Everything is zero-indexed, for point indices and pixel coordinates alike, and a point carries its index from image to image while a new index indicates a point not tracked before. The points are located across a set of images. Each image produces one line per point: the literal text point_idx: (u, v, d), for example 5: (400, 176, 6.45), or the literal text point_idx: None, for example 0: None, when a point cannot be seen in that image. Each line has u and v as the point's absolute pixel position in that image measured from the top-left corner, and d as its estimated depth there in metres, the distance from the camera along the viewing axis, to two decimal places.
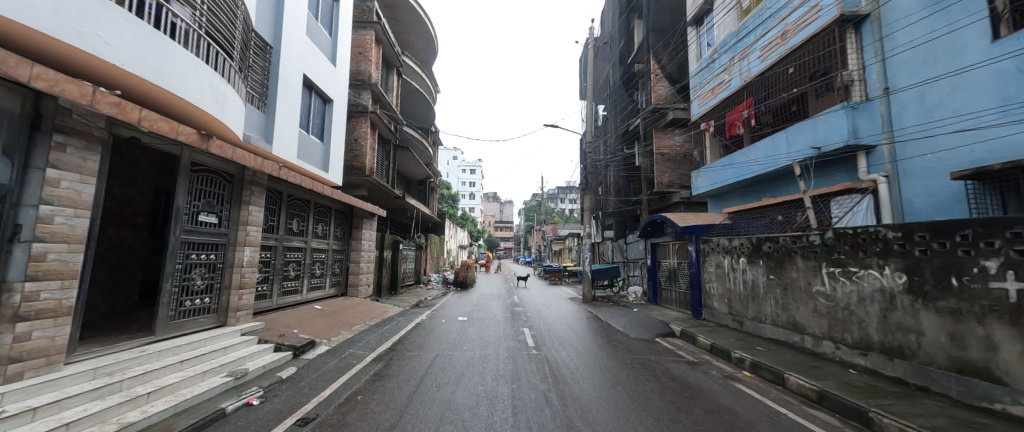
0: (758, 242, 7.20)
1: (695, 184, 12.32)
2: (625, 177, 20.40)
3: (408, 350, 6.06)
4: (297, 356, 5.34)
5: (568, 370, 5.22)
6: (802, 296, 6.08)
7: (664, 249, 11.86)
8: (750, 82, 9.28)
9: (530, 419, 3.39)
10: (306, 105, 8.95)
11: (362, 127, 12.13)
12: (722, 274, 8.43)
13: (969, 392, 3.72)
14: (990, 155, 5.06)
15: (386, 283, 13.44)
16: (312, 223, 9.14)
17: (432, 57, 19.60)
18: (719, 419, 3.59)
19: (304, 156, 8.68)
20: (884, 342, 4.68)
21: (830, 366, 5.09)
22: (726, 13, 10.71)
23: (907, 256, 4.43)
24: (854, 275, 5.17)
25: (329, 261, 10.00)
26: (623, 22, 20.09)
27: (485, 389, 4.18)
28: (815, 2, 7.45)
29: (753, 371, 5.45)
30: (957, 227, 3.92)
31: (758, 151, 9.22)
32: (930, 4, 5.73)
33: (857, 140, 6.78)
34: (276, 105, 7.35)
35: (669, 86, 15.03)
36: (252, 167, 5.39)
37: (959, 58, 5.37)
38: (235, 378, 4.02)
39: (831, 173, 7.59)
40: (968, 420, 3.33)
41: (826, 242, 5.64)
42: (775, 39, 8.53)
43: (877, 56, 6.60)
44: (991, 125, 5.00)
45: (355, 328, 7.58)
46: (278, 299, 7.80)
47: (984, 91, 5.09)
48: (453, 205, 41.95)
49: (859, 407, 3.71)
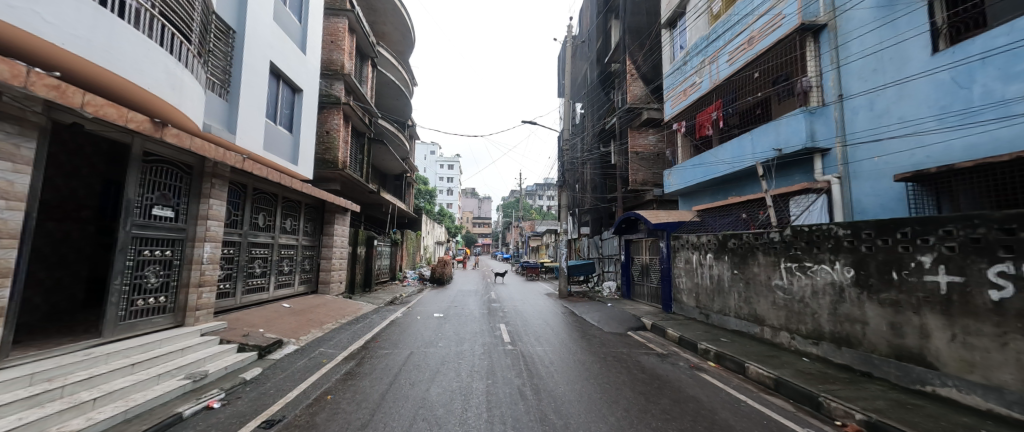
0: (723, 239, 7.54)
1: (666, 183, 12.73)
2: (601, 174, 20.81)
3: (381, 348, 5.93)
4: (263, 356, 5.12)
5: (543, 364, 5.31)
6: (762, 290, 6.43)
7: (638, 245, 12.19)
8: (719, 85, 9.65)
9: (504, 413, 3.42)
10: (274, 93, 8.53)
11: (334, 119, 11.75)
12: (690, 269, 8.78)
13: (907, 377, 4.05)
14: (928, 160, 5.50)
15: (360, 280, 13.10)
16: (279, 218, 8.77)
17: (409, 49, 19.16)
18: (685, 408, 3.76)
19: (271, 148, 8.28)
20: (834, 332, 5.03)
21: (786, 355, 5.43)
22: (698, 17, 11.07)
23: (855, 251, 4.77)
24: (808, 270, 5.51)
25: (297, 257, 9.64)
26: (600, 22, 20.42)
27: (460, 385, 4.18)
28: (779, 10, 7.82)
29: (717, 361, 5.73)
30: (898, 225, 4.26)
31: (725, 152, 9.62)
32: (881, 17, 6.16)
33: (814, 143, 7.19)
34: (239, 93, 6.96)
35: (643, 87, 15.43)
36: (211, 157, 5.09)
37: (904, 68, 5.81)
38: (194, 381, 3.81)
39: (790, 174, 8.02)
40: (904, 402, 3.65)
41: (784, 239, 5.98)
42: (742, 44, 8.90)
43: (833, 64, 7.04)
44: (930, 132, 5.44)
45: (325, 327, 7.35)
46: (242, 297, 7.46)
47: (924, 99, 5.53)
48: (431, 201, 41.32)
49: (810, 392, 3.98)
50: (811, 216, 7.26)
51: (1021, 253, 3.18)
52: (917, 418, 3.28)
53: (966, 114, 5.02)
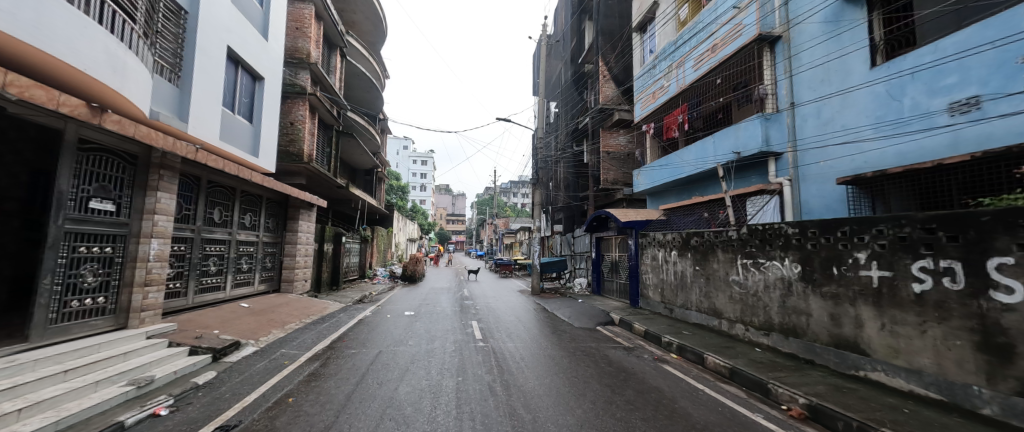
0: (687, 237, 7.90)
1: (636, 182, 13.14)
2: (574, 173, 21.17)
3: (348, 348, 5.76)
4: (218, 359, 4.84)
5: (513, 359, 5.38)
6: (721, 285, 6.80)
7: (608, 242, 12.51)
8: (685, 89, 10.05)
9: (474, 410, 3.43)
10: (232, 81, 8.01)
11: (299, 110, 11.21)
12: (656, 266, 9.14)
13: (844, 363, 4.45)
14: (865, 165, 6.02)
15: (327, 278, 12.62)
16: (237, 214, 8.28)
17: (380, 40, 18.59)
18: (648, 398, 3.93)
19: (228, 138, 7.79)
20: (782, 323, 5.41)
21: (741, 346, 5.79)
22: (667, 22, 11.49)
23: (802, 248, 5.16)
24: (761, 265, 5.89)
25: (257, 254, 9.15)
26: (574, 22, 20.73)
27: (429, 383, 4.15)
28: (739, 20, 8.25)
29: (679, 353, 6.02)
30: (839, 224, 4.63)
31: (689, 153, 10.05)
32: (828, 31, 6.68)
33: (769, 147, 7.64)
34: (192, 78, 6.48)
35: (615, 88, 15.83)
36: (158, 146, 4.72)
37: (847, 80, 6.33)
38: (138, 387, 3.53)
39: (748, 176, 8.49)
40: (840, 386, 4.00)
41: (741, 237, 6.34)
42: (706, 51, 9.32)
43: (785, 73, 7.53)
44: (867, 139, 5.97)
45: (288, 327, 7.04)
46: (195, 297, 7.01)
47: (864, 109, 6.05)
48: (403, 197, 40.40)
49: (760, 380, 4.28)
50: (766, 215, 7.75)
51: (939, 250, 3.56)
52: (851, 400, 3.60)
53: (898, 124, 5.54)
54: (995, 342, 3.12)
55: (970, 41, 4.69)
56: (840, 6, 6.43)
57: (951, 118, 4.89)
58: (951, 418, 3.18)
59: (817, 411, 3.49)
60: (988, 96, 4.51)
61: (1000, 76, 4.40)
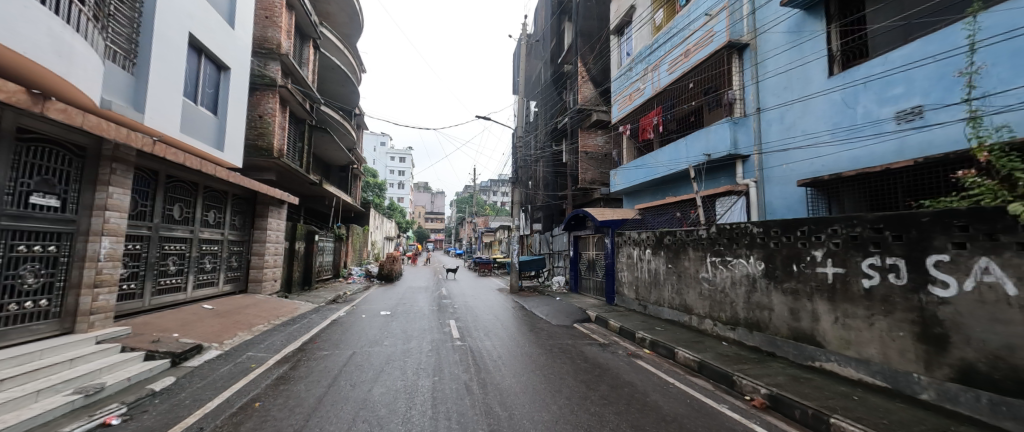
0: (660, 235, 8.14)
1: (613, 182, 13.41)
2: (553, 172, 21.37)
3: (320, 349, 5.58)
4: (178, 364, 4.58)
5: (491, 358, 5.38)
6: (691, 282, 7.06)
7: (585, 241, 12.71)
8: (659, 92, 10.33)
9: (450, 409, 3.41)
10: (194, 70, 7.57)
11: (269, 103, 10.74)
12: (631, 264, 9.37)
13: (801, 354, 4.72)
14: (822, 168, 6.39)
15: (298, 278, 12.16)
16: (200, 210, 7.86)
17: (356, 33, 18.08)
18: (621, 392, 4.03)
19: (190, 131, 7.37)
20: (747, 318, 5.69)
21: (709, 340, 6.04)
22: (643, 26, 11.78)
23: (765, 247, 5.42)
24: (728, 263, 6.15)
25: (222, 253, 8.71)
26: (554, 23, 20.91)
27: (405, 384, 4.09)
28: (710, 26, 8.57)
29: (651, 348, 6.21)
30: (799, 223, 4.89)
31: (663, 155, 10.34)
32: (790, 40, 7.07)
33: (737, 150, 7.96)
34: (149, 66, 6.08)
35: (593, 89, 16.10)
36: (110, 137, 4.41)
37: (807, 87, 6.72)
38: (86, 396, 3.28)
39: (717, 177, 8.82)
40: (798, 376, 4.25)
41: (710, 236, 6.59)
42: (680, 55, 9.62)
43: (752, 79, 7.88)
44: (825, 144, 6.35)
45: (256, 329, 6.73)
46: (152, 299, 6.60)
47: (823, 116, 6.43)
48: (380, 194, 39.50)
49: (726, 372, 4.49)
50: (733, 215, 8.09)
51: (886, 248, 3.83)
52: (807, 389, 3.83)
53: (851, 130, 5.92)
54: (933, 332, 3.40)
55: (914, 54, 5.11)
56: (802, 17, 6.82)
57: (898, 125, 5.28)
58: (894, 403, 3.44)
59: (777, 400, 3.69)
60: (930, 106, 4.92)
61: (940, 88, 4.82)
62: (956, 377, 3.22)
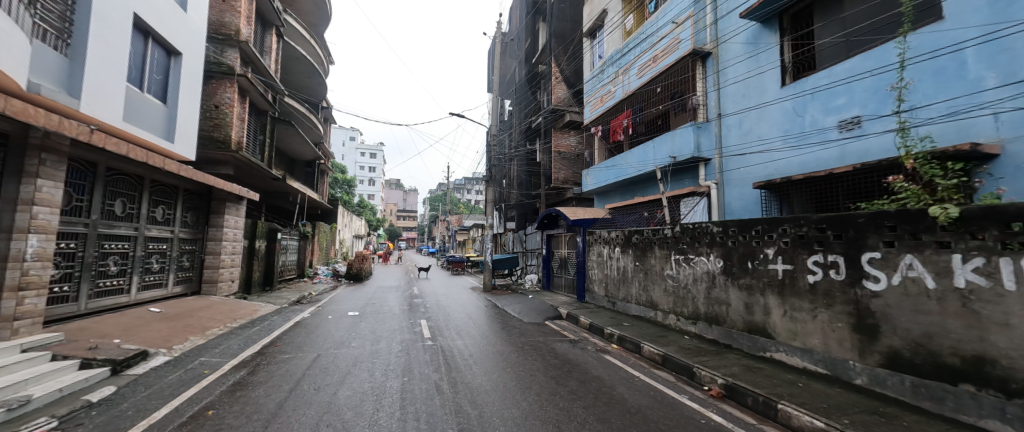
0: (628, 234, 8.39)
1: (585, 182, 13.68)
2: (526, 171, 21.50)
3: (282, 352, 5.34)
4: (118, 372, 4.22)
5: (462, 357, 5.36)
6: (657, 279, 7.35)
7: (558, 239, 12.88)
8: (629, 96, 10.63)
9: (418, 410, 3.36)
10: (140, 54, 6.98)
11: (226, 92, 10.08)
12: (601, 262, 9.61)
13: (754, 345, 5.05)
14: (775, 172, 6.82)
15: (259, 278, 11.51)
16: (145, 206, 7.27)
17: (323, 22, 17.35)
18: (589, 387, 4.14)
19: (135, 120, 6.80)
20: (707, 312, 5.99)
21: (673, 334, 6.32)
22: (615, 30, 12.10)
23: (724, 245, 5.71)
24: (691, 261, 6.44)
25: (172, 252, 8.10)
26: (529, 23, 21.03)
27: (372, 386, 3.99)
28: (676, 34, 8.94)
29: (619, 343, 6.41)
30: (754, 223, 5.19)
31: (632, 156, 10.66)
32: (748, 50, 7.48)
33: (700, 153, 8.34)
34: (85, 47, 5.54)
35: (566, 90, 16.34)
36: (38, 124, 3.98)
37: (762, 96, 7.16)
38: (9, 410, 2.92)
39: (682, 179, 9.19)
40: (751, 366, 4.54)
41: (674, 235, 6.88)
42: (648, 61, 9.97)
43: (714, 86, 8.26)
44: (778, 149, 6.79)
45: (210, 333, 6.31)
46: (89, 302, 6.05)
47: (776, 122, 6.88)
48: (349, 191, 38.15)
49: (687, 364, 4.72)
50: (696, 215, 8.48)
51: (828, 246, 4.16)
52: (758, 378, 4.11)
53: (801, 137, 6.38)
54: (865, 323, 3.74)
55: (855, 69, 5.60)
56: (758, 29, 7.25)
57: (840, 133, 5.76)
58: (834, 388, 3.76)
59: (731, 390, 3.92)
60: (868, 116, 5.40)
61: (876, 100, 5.31)
62: (885, 363, 3.56)
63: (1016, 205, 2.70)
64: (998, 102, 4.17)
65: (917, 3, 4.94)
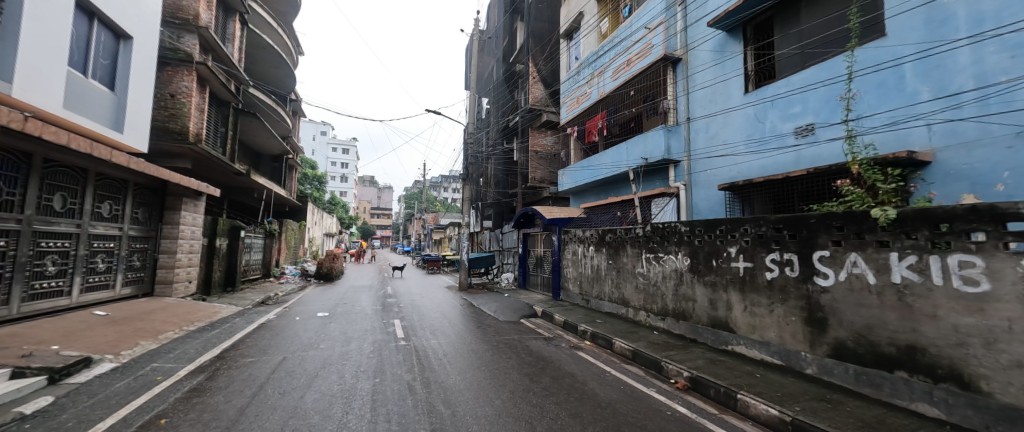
0: (603, 233, 8.58)
1: (560, 182, 13.85)
2: (503, 170, 21.52)
3: (244, 356, 5.08)
4: (56, 382, 3.87)
5: (436, 356, 5.31)
6: (629, 276, 7.56)
7: (534, 238, 12.98)
8: (604, 97, 10.85)
9: (390, 411, 3.31)
10: (84, 37, 6.42)
11: (183, 81, 9.45)
12: (576, 260, 9.78)
13: (718, 339, 5.30)
14: (738, 175, 7.18)
15: (220, 278, 10.89)
16: (89, 201, 6.73)
17: (292, 11, 16.62)
18: (562, 383, 4.22)
19: (79, 107, 6.26)
20: (674, 308, 6.23)
21: (642, 330, 6.54)
22: (591, 33, 12.33)
23: (691, 244, 5.95)
24: (660, 259, 6.68)
25: (120, 251, 7.54)
26: (507, 22, 21.04)
27: (341, 388, 3.88)
28: (649, 39, 9.22)
29: (592, 340, 6.55)
30: (718, 223, 5.42)
31: (607, 157, 10.89)
32: (714, 57, 7.83)
33: (670, 155, 8.62)
34: (20, 26, 5.04)
35: (543, 89, 16.47)
36: None
37: (727, 101, 7.51)
38: None
39: (653, 180, 9.48)
40: (714, 359, 4.78)
41: (645, 234, 7.11)
42: (622, 64, 10.22)
43: (683, 90, 8.57)
44: (741, 153, 7.14)
45: (164, 337, 5.91)
46: (23, 305, 5.53)
47: (739, 127, 7.24)
48: (320, 188, 36.75)
49: (655, 359, 4.90)
50: (665, 215, 8.79)
51: (784, 245, 4.43)
52: (720, 370, 4.33)
53: (761, 142, 6.75)
54: (816, 316, 4.02)
55: (810, 79, 6.00)
56: (724, 37, 7.60)
57: (796, 139, 6.15)
58: (787, 378, 4.02)
59: (696, 382, 4.11)
60: (820, 124, 5.80)
61: (828, 109, 5.72)
62: (832, 354, 3.85)
63: (945, 208, 3.01)
64: (932, 113, 4.60)
65: (863, 20, 5.36)
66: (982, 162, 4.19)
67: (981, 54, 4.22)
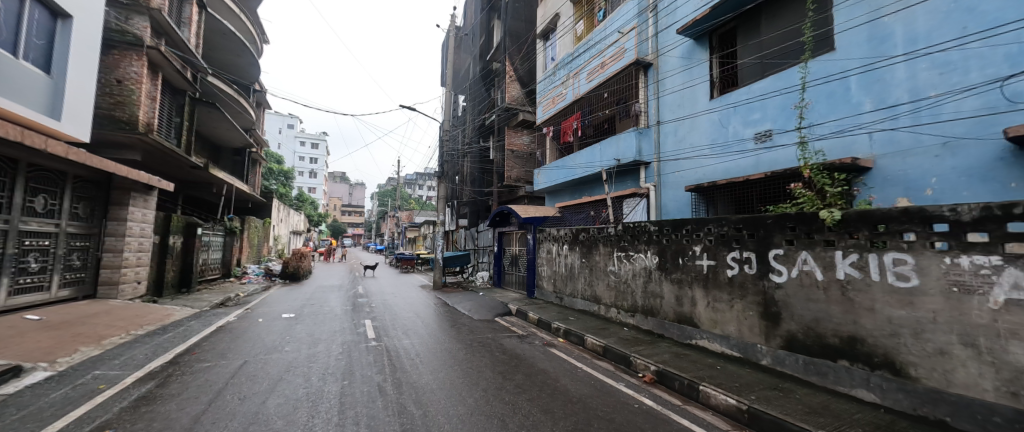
0: (576, 232, 8.71)
1: (536, 181, 13.94)
2: (479, 168, 21.40)
3: (200, 361, 4.79)
4: None
5: (408, 356, 5.23)
6: (601, 274, 7.74)
7: (509, 237, 13.01)
8: (579, 99, 11.01)
9: (359, 413, 3.23)
10: (14, 13, 5.82)
11: (131, 66, 8.73)
12: (550, 258, 9.89)
13: (683, 334, 5.54)
14: (704, 177, 7.51)
15: (174, 279, 10.19)
16: (18, 195, 6.12)
17: None
18: (535, 380, 4.27)
19: (10, 92, 5.68)
20: (644, 305, 6.44)
21: (613, 327, 6.72)
22: (567, 34, 12.48)
23: (659, 243, 6.17)
24: (630, 257, 6.88)
25: (55, 249, 6.90)
26: (484, 19, 20.92)
27: (307, 392, 3.74)
28: (622, 44, 9.44)
29: (565, 337, 6.66)
30: (684, 223, 5.64)
31: (581, 157, 11.07)
32: (683, 64, 8.14)
33: (641, 157, 8.86)
34: None
35: (520, 89, 16.52)
36: None
37: (694, 106, 7.84)
38: None
39: (625, 180, 9.71)
40: (679, 353, 4.99)
41: (617, 233, 7.30)
42: (596, 67, 10.41)
43: (654, 94, 8.84)
44: (707, 156, 7.47)
45: (108, 342, 5.46)
46: None
47: (705, 131, 7.57)
48: (287, 184, 35.11)
49: (625, 354, 5.05)
50: (636, 215, 9.04)
51: (743, 244, 4.67)
52: (684, 363, 4.53)
53: (725, 146, 7.11)
54: (771, 311, 4.28)
55: (768, 88, 6.38)
56: (692, 45, 7.92)
57: (756, 144, 6.52)
58: (745, 369, 4.27)
59: (662, 375, 4.29)
60: (778, 130, 6.18)
61: (784, 117, 6.11)
62: (783, 345, 4.12)
63: (883, 211, 3.30)
64: (873, 123, 5.01)
65: (815, 34, 5.75)
66: (913, 168, 4.62)
67: (914, 71, 4.65)
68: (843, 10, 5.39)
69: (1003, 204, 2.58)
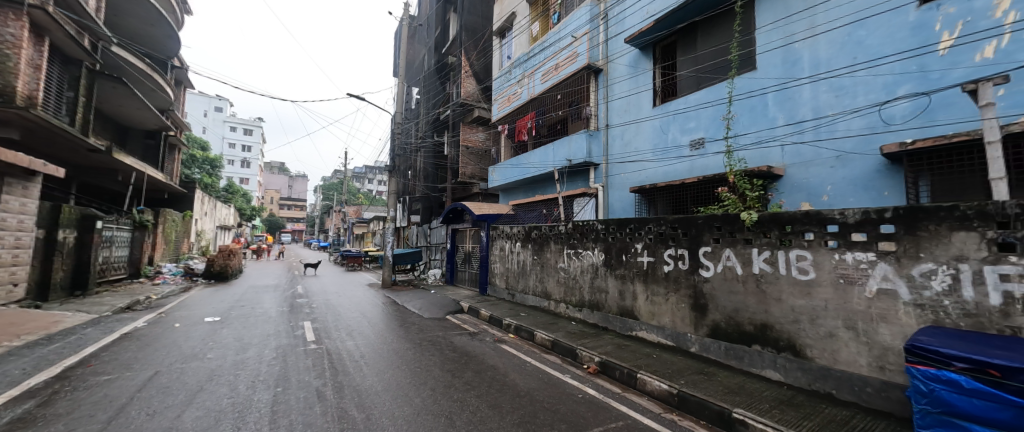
0: (528, 230, 8.84)
1: (490, 178, 13.91)
2: (433, 164, 20.90)
3: (98, 374, 4.15)
4: None
5: (352, 358, 4.99)
6: (551, 270, 7.96)
7: (462, 234, 12.88)
8: (533, 98, 11.16)
9: (293, 421, 3.03)
10: None
11: (6, 26, 7.31)
12: (503, 255, 9.96)
13: (624, 326, 5.89)
14: (647, 179, 8.01)
15: (64, 280, 8.71)
16: None
17: None
18: (484, 376, 4.28)
19: None
20: (590, 299, 6.74)
21: (562, 321, 6.97)
22: (523, 34, 12.59)
23: (605, 240, 6.49)
24: (579, 254, 7.15)
25: None
26: (440, 11, 20.44)
27: (233, 401, 3.43)
28: (575, 48, 9.69)
29: (515, 333, 6.76)
30: (628, 222, 5.98)
31: (534, 156, 11.22)
32: (629, 72, 8.59)
33: (591, 158, 9.19)
34: None
35: (475, 85, 16.38)
36: None
37: (639, 112, 8.33)
38: None
39: (576, 180, 10.02)
40: (621, 344, 5.29)
41: (567, 231, 7.54)
42: (550, 68, 10.59)
43: (603, 99, 9.24)
44: (650, 160, 7.98)
45: None
46: None
47: (648, 137, 8.08)
48: (214, 173, 31.50)
49: (571, 347, 5.24)
50: (585, 214, 9.39)
51: (678, 242, 5.06)
52: (624, 353, 4.83)
53: (665, 151, 7.65)
54: (699, 303, 4.70)
55: (702, 99, 6.95)
56: (638, 54, 8.39)
57: (691, 151, 7.09)
58: (677, 356, 4.65)
59: (604, 365, 4.53)
60: (709, 138, 6.78)
61: (714, 126, 6.72)
62: (709, 334, 4.55)
63: (790, 213, 3.77)
64: (784, 136, 5.69)
65: (740, 53, 6.40)
66: (814, 177, 5.32)
67: (816, 92, 5.37)
68: (763, 33, 6.06)
69: (878, 209, 3.11)
